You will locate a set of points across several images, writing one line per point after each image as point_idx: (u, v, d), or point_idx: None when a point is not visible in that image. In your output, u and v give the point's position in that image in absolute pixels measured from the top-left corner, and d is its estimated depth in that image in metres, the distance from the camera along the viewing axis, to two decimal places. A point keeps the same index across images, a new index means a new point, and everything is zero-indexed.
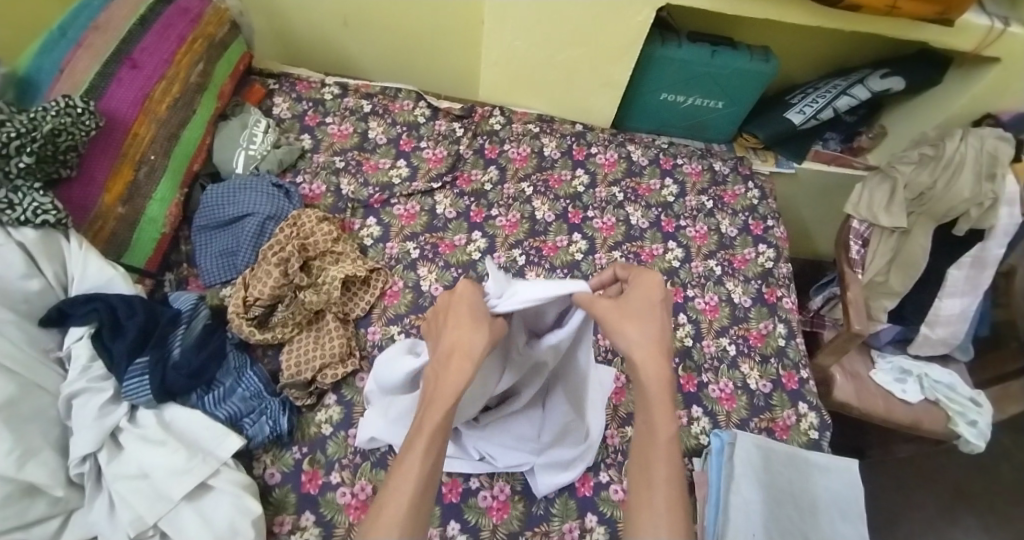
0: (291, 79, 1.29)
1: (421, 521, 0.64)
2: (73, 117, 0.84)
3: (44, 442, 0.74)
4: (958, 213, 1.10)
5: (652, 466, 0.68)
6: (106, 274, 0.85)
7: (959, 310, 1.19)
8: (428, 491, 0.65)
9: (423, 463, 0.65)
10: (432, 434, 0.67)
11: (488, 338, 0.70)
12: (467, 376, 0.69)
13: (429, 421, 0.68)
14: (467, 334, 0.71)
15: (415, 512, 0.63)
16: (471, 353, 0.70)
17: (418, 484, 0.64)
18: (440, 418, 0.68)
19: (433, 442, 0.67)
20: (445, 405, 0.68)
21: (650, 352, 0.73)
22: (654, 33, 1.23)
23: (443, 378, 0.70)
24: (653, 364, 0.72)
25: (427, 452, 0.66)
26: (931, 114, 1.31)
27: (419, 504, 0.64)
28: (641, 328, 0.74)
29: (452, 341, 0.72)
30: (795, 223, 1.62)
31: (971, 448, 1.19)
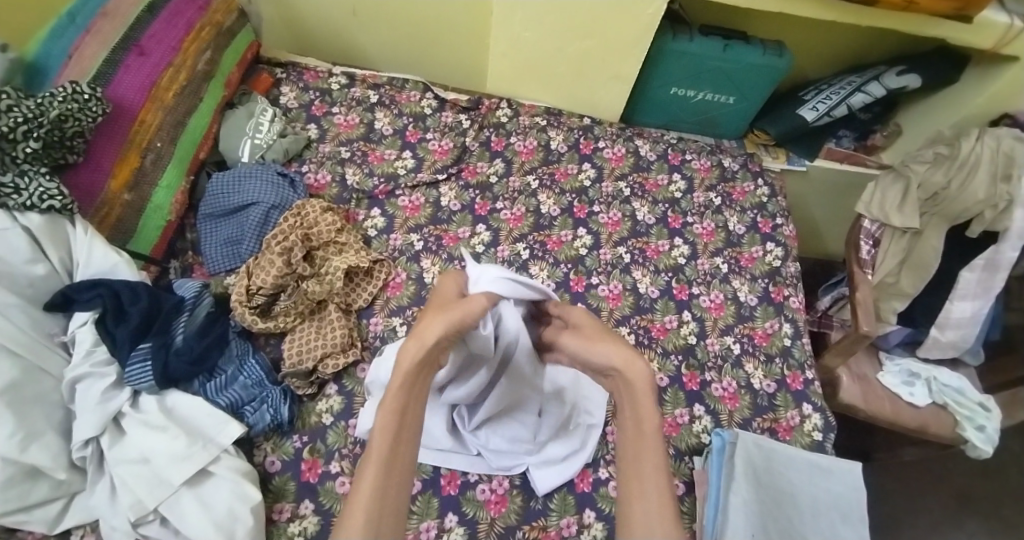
0: (299, 68, 1.28)
1: (390, 512, 0.59)
2: (80, 103, 0.84)
3: (47, 425, 0.75)
4: (971, 215, 1.09)
5: (641, 459, 0.65)
6: (111, 260, 0.86)
7: (969, 313, 1.17)
8: (393, 481, 0.61)
9: (383, 450, 0.61)
10: (389, 418, 0.63)
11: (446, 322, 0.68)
12: (419, 359, 0.66)
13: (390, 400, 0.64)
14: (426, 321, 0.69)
15: (378, 506, 0.58)
16: (421, 337, 0.67)
17: (377, 474, 0.60)
18: (396, 401, 0.64)
19: (385, 430, 0.62)
20: (399, 391, 0.64)
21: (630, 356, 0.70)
22: (665, 26, 1.21)
23: (396, 365, 0.66)
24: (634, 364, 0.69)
25: (382, 439, 0.62)
26: (945, 113, 1.28)
27: (384, 495, 0.59)
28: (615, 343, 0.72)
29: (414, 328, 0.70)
30: (805, 222, 1.60)
31: (978, 453, 1.17)
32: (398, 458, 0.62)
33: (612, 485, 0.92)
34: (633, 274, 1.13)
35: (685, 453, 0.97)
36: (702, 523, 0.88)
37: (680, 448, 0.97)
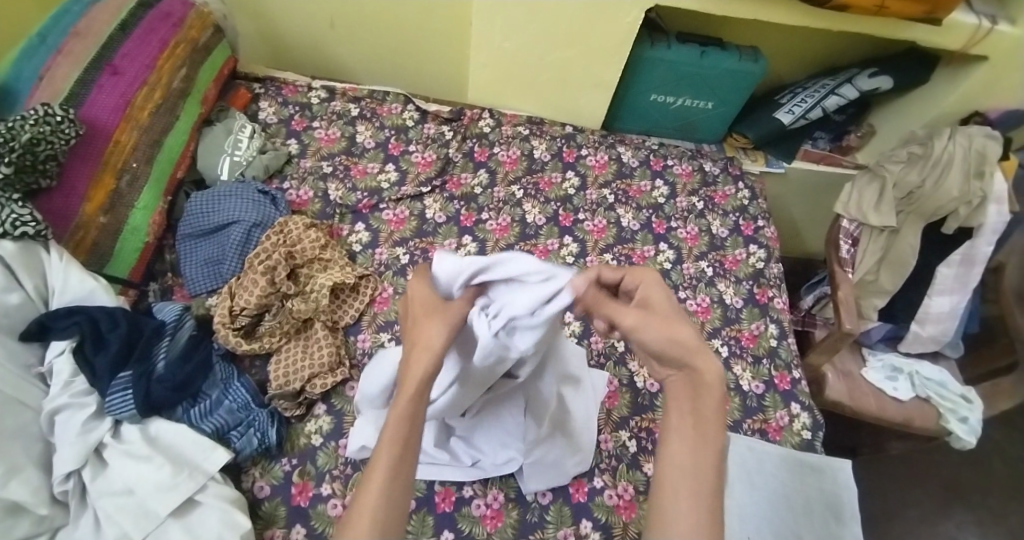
0: (277, 83, 1.27)
1: (397, 516, 0.58)
2: (52, 125, 0.82)
3: (27, 459, 0.72)
4: (947, 212, 1.11)
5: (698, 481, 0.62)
6: (88, 286, 0.83)
7: (948, 308, 1.19)
8: (399, 487, 0.59)
9: (391, 456, 0.59)
10: (400, 423, 0.61)
11: (447, 329, 0.64)
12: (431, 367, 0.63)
13: (398, 410, 0.62)
14: (424, 328, 0.65)
15: (387, 511, 0.57)
16: (430, 345, 0.63)
17: (385, 476, 0.58)
18: (405, 409, 0.61)
19: (397, 436, 0.60)
20: (410, 400, 0.62)
21: (699, 351, 0.64)
22: (643, 34, 1.22)
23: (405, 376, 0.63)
24: (703, 360, 0.64)
25: (393, 446, 0.60)
26: (918, 113, 1.32)
27: (392, 499, 0.58)
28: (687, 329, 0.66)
29: (412, 339, 0.66)
30: (785, 222, 1.62)
31: (963, 444, 1.18)
32: (406, 462, 0.60)
33: (608, 494, 0.92)
34: None
35: None
36: None
37: None
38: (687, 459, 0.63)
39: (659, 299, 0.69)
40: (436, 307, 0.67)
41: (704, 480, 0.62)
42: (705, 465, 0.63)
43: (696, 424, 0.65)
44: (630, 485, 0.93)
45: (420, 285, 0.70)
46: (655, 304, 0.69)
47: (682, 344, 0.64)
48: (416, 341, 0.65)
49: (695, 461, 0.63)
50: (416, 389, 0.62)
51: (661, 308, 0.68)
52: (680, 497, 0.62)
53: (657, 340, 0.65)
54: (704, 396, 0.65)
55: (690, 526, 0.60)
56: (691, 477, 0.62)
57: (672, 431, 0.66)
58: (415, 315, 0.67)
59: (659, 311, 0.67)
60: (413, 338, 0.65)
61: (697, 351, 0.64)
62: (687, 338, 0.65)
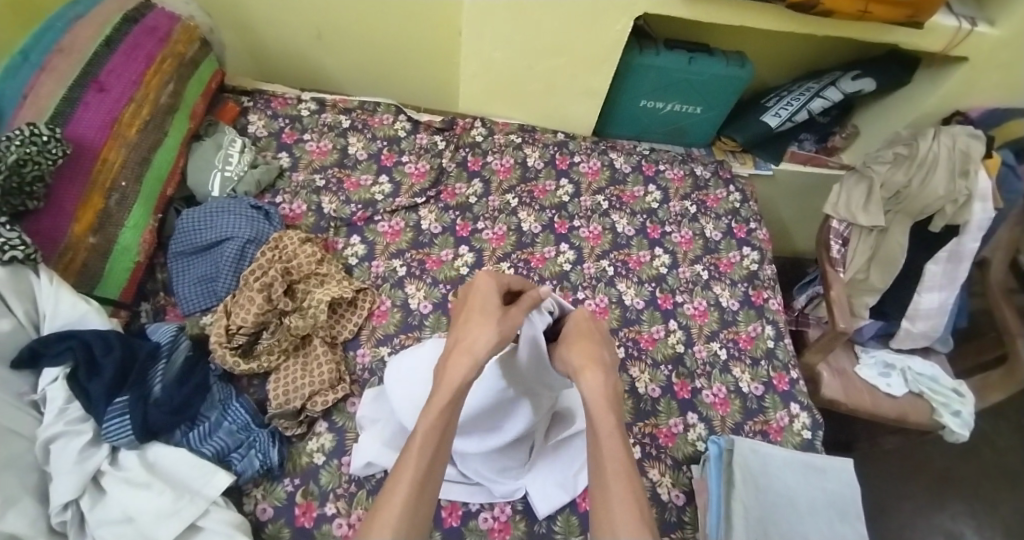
0: (266, 95, 1.25)
1: (420, 518, 0.69)
2: (38, 146, 0.80)
3: (22, 489, 0.70)
4: (934, 210, 1.13)
5: (610, 485, 0.74)
6: (80, 309, 0.81)
7: (937, 304, 1.22)
8: (426, 491, 0.70)
9: (420, 461, 0.71)
10: (429, 432, 0.74)
11: (493, 333, 0.82)
12: (467, 369, 0.79)
13: (429, 416, 0.75)
14: (471, 331, 0.83)
15: (410, 510, 0.68)
16: (471, 350, 0.80)
17: (412, 481, 0.70)
18: (437, 417, 0.75)
19: (427, 443, 0.73)
20: (439, 408, 0.76)
21: (589, 369, 0.85)
22: (631, 41, 1.23)
23: (446, 376, 0.79)
24: (589, 373, 0.84)
25: (422, 454, 0.72)
26: (900, 114, 1.35)
27: (417, 503, 0.69)
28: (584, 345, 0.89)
29: (458, 338, 0.83)
30: (774, 224, 1.64)
31: (955, 438, 1.22)
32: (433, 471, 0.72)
33: None
34: (618, 287, 1.13)
35: (683, 462, 0.97)
36: (705, 533, 0.89)
37: (677, 458, 0.97)
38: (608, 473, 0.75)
39: (578, 323, 0.94)
40: (489, 311, 0.85)
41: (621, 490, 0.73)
42: (625, 481, 0.74)
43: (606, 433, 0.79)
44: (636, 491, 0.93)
45: (484, 291, 0.89)
46: (581, 331, 0.92)
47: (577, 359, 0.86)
48: (460, 343, 0.82)
49: (617, 470, 0.75)
50: (446, 399, 0.76)
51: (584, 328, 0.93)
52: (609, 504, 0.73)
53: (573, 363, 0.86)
54: (600, 408, 0.81)
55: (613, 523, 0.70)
56: (615, 492, 0.73)
57: (596, 447, 0.79)
58: (468, 316, 0.86)
59: (581, 334, 0.92)
60: (456, 340, 0.83)
61: (589, 362, 0.86)
62: (579, 351, 0.88)
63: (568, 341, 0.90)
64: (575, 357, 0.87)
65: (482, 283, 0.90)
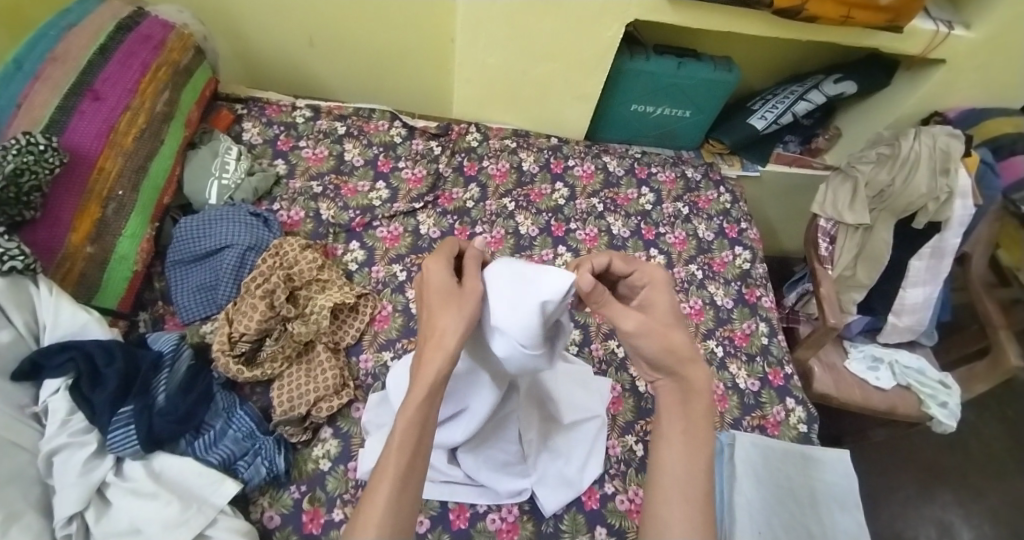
0: (260, 103, 1.24)
1: (406, 515, 0.61)
2: (35, 155, 0.79)
3: (26, 504, 0.69)
4: (917, 207, 1.17)
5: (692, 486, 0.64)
6: (81, 319, 0.80)
7: (922, 298, 1.26)
8: (408, 492, 0.62)
9: (401, 462, 0.62)
10: (406, 431, 0.63)
11: (459, 320, 0.66)
12: (443, 367, 0.65)
13: (402, 418, 0.64)
14: (438, 322, 0.67)
15: (396, 509, 0.60)
16: (442, 343, 0.65)
17: (394, 480, 0.61)
18: (412, 416, 0.64)
19: (406, 442, 0.63)
20: (416, 406, 0.64)
21: (690, 361, 0.69)
22: (623, 47, 1.26)
23: (418, 374, 0.65)
24: (692, 370, 0.69)
25: (401, 453, 0.62)
26: (881, 115, 1.39)
27: (400, 504, 0.60)
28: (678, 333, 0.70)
29: (426, 332, 0.68)
30: (761, 224, 1.68)
31: (943, 428, 1.25)
32: (415, 469, 0.63)
33: (619, 499, 0.94)
34: None
35: None
36: None
37: None
38: (693, 478, 0.64)
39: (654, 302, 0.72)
40: (448, 295, 0.69)
41: (698, 488, 0.64)
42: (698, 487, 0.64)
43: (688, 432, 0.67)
44: (640, 489, 0.95)
45: (440, 274, 0.71)
46: (654, 308, 0.72)
47: (674, 351, 0.68)
48: (428, 337, 0.67)
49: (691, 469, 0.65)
50: (424, 393, 0.64)
51: (661, 312, 0.71)
52: (673, 504, 0.63)
53: (657, 345, 0.68)
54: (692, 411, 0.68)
55: (687, 521, 0.61)
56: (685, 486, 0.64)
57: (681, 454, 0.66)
58: (428, 305, 0.69)
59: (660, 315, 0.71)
60: (425, 333, 0.68)
61: (689, 359, 0.69)
62: (679, 344, 0.69)
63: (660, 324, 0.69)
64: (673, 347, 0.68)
65: (432, 271, 0.72)
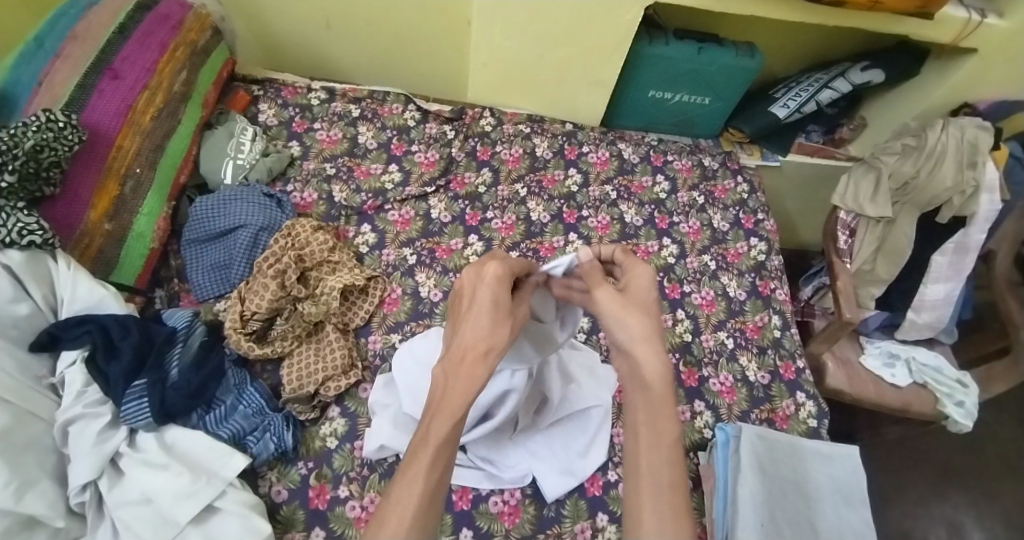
0: (276, 84, 1.25)
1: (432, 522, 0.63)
2: (54, 132, 0.81)
3: (42, 472, 0.72)
4: (941, 201, 1.14)
5: (654, 474, 0.64)
6: (98, 294, 0.82)
7: (943, 295, 1.22)
8: (435, 503, 0.64)
9: (433, 474, 0.64)
10: (439, 447, 0.66)
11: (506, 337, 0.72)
12: (480, 380, 0.70)
13: (437, 428, 0.66)
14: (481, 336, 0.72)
15: (423, 516, 0.62)
16: (485, 357, 0.70)
17: (426, 485, 0.63)
18: (451, 427, 0.66)
19: (438, 454, 0.65)
20: (454, 415, 0.67)
21: (641, 342, 0.69)
22: (642, 31, 1.23)
23: (454, 384, 0.69)
24: (648, 353, 0.68)
25: (435, 459, 0.65)
26: (909, 105, 1.35)
27: (427, 514, 0.62)
28: (639, 317, 0.71)
29: (465, 342, 0.72)
30: (780, 215, 1.65)
31: (959, 428, 1.22)
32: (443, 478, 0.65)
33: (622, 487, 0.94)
34: None
35: (689, 449, 0.99)
36: (713, 519, 0.91)
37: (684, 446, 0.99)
38: (662, 472, 0.64)
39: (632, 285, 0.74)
40: (501, 311, 0.73)
41: (664, 475, 0.64)
42: (672, 476, 0.64)
43: (649, 418, 0.67)
44: None
45: (496, 279, 0.74)
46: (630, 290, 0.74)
47: (632, 332, 0.70)
48: (468, 348, 0.71)
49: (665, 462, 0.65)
50: (461, 406, 0.68)
51: (636, 294, 0.73)
52: (644, 497, 0.63)
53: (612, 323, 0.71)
54: (655, 399, 0.68)
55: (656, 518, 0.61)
56: (652, 474, 0.64)
57: (640, 438, 0.67)
58: (479, 315, 0.72)
59: (632, 296, 0.73)
60: (466, 343, 0.71)
61: (648, 342, 0.69)
62: (637, 325, 0.70)
63: (624, 303, 0.72)
64: (627, 329, 0.70)
65: (489, 274, 0.74)
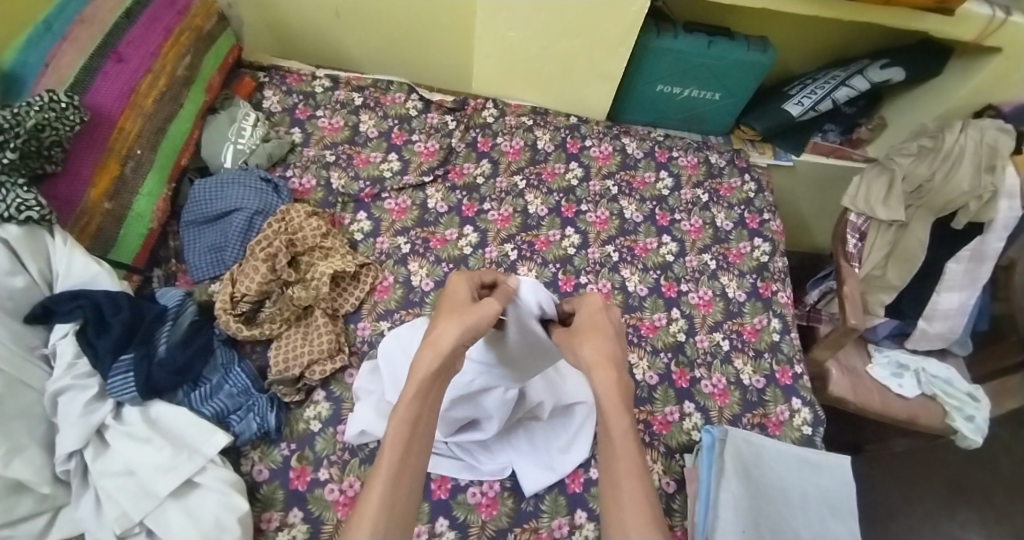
0: (282, 71, 1.27)
1: (401, 509, 0.65)
2: (57, 112, 0.83)
3: (31, 439, 0.74)
4: (958, 206, 1.08)
5: (618, 476, 0.69)
6: (92, 270, 0.84)
7: (957, 304, 1.17)
8: (402, 487, 0.66)
9: (396, 457, 0.67)
10: (398, 429, 0.69)
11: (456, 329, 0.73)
12: (433, 365, 0.72)
13: (396, 417, 0.70)
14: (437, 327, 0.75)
15: (388, 504, 0.64)
16: (437, 344, 0.73)
17: (388, 471, 0.66)
18: (405, 413, 0.70)
19: (398, 439, 0.68)
20: (411, 402, 0.71)
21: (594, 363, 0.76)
22: (649, 24, 1.21)
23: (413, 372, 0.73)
24: (600, 371, 0.75)
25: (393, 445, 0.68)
26: (931, 106, 1.29)
27: (393, 499, 0.65)
28: (588, 341, 0.79)
29: (426, 337, 0.76)
30: (793, 216, 1.60)
31: (968, 443, 1.18)
32: (409, 465, 0.68)
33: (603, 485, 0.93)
34: (622, 273, 1.13)
35: (676, 451, 0.97)
36: (693, 522, 0.88)
37: (670, 447, 0.97)
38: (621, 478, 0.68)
39: (590, 315, 0.84)
40: (457, 307, 0.79)
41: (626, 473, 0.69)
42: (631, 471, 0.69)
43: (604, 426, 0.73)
44: None
45: (459, 287, 0.83)
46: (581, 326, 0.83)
47: (586, 357, 0.77)
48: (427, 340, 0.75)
49: (628, 468, 0.69)
50: (415, 391, 0.71)
51: (586, 325, 0.82)
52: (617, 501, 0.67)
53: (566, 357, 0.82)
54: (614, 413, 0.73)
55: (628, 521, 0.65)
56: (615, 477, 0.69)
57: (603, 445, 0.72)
58: (438, 316, 0.79)
59: (581, 329, 0.82)
60: (426, 337, 0.76)
61: (599, 362, 0.76)
62: (588, 352, 0.77)
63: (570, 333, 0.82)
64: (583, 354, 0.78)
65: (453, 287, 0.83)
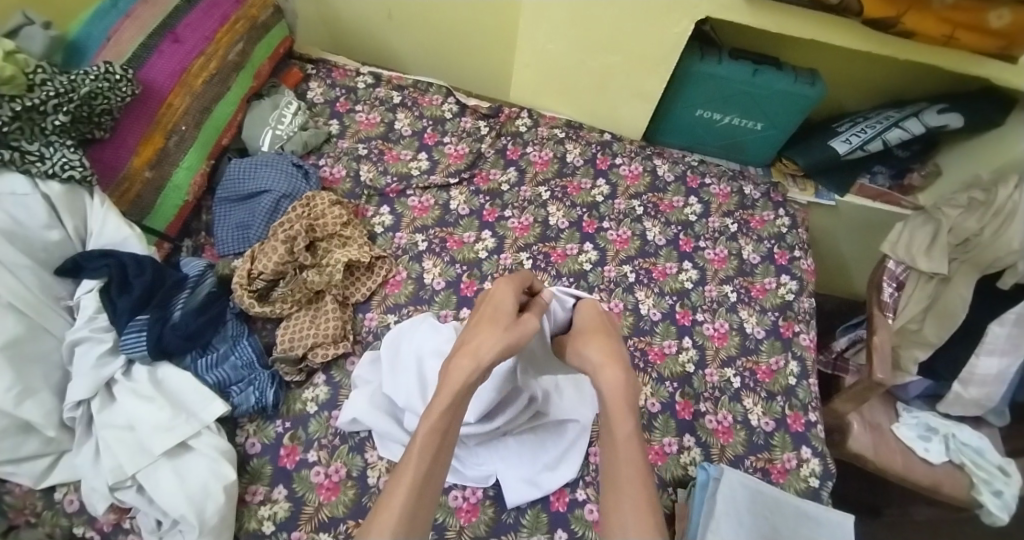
0: (329, 65, 1.32)
1: (421, 520, 0.68)
2: (111, 82, 0.89)
3: (44, 383, 0.79)
4: (1007, 264, 1.01)
5: (620, 471, 0.75)
6: (123, 233, 0.89)
7: (996, 371, 1.08)
8: (426, 495, 0.69)
9: (423, 467, 0.70)
10: (428, 434, 0.72)
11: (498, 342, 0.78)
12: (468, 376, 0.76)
13: (427, 424, 0.73)
14: (477, 337, 0.80)
15: (409, 517, 0.66)
16: (475, 354, 0.78)
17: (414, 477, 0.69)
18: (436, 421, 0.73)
19: (428, 443, 0.71)
20: (445, 405, 0.74)
21: (608, 364, 0.83)
22: (694, 48, 1.19)
23: (448, 378, 0.76)
24: (610, 372, 0.82)
25: (425, 448, 0.71)
26: (989, 157, 1.21)
27: (416, 513, 0.67)
28: (603, 344, 0.87)
29: (462, 344, 0.81)
30: (831, 259, 1.53)
31: (994, 520, 1.09)
32: (433, 477, 0.71)
33: (588, 508, 0.90)
34: (636, 295, 1.10)
35: (669, 484, 0.93)
36: None
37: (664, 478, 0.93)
38: (624, 472, 0.75)
39: (591, 322, 0.93)
40: (497, 318, 0.83)
41: (628, 473, 0.75)
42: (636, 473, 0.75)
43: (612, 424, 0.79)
44: None
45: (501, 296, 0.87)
46: (586, 330, 0.91)
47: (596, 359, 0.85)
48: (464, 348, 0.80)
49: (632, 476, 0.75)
50: (449, 400, 0.74)
51: (596, 333, 0.89)
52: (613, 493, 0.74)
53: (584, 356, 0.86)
54: (616, 412, 0.79)
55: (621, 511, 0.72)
56: (617, 472, 0.75)
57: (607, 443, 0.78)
58: (476, 324, 0.83)
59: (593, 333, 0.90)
60: (462, 345, 0.80)
61: (609, 362, 0.84)
62: (600, 354, 0.85)
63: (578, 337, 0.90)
64: (594, 354, 0.85)
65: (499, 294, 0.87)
